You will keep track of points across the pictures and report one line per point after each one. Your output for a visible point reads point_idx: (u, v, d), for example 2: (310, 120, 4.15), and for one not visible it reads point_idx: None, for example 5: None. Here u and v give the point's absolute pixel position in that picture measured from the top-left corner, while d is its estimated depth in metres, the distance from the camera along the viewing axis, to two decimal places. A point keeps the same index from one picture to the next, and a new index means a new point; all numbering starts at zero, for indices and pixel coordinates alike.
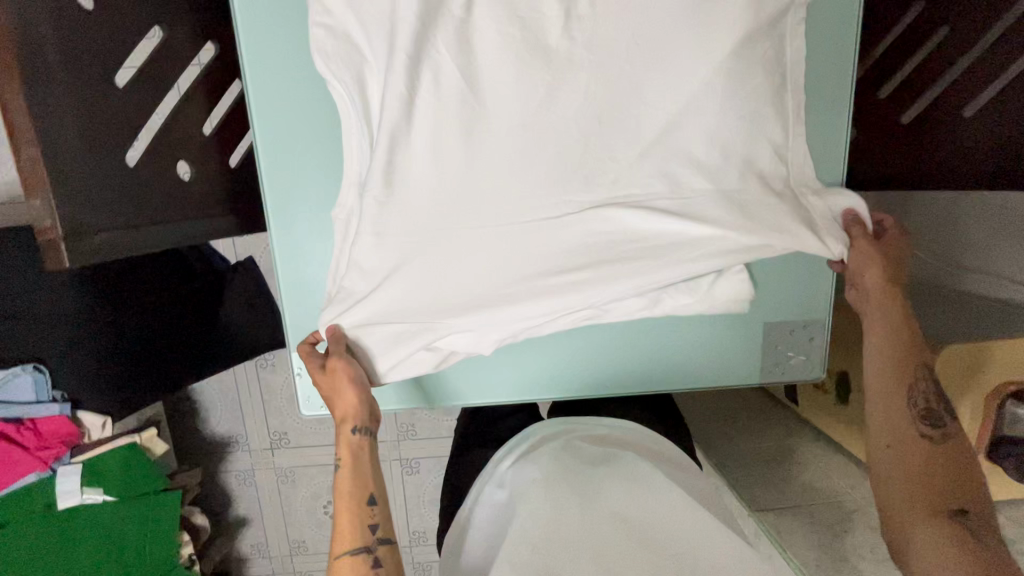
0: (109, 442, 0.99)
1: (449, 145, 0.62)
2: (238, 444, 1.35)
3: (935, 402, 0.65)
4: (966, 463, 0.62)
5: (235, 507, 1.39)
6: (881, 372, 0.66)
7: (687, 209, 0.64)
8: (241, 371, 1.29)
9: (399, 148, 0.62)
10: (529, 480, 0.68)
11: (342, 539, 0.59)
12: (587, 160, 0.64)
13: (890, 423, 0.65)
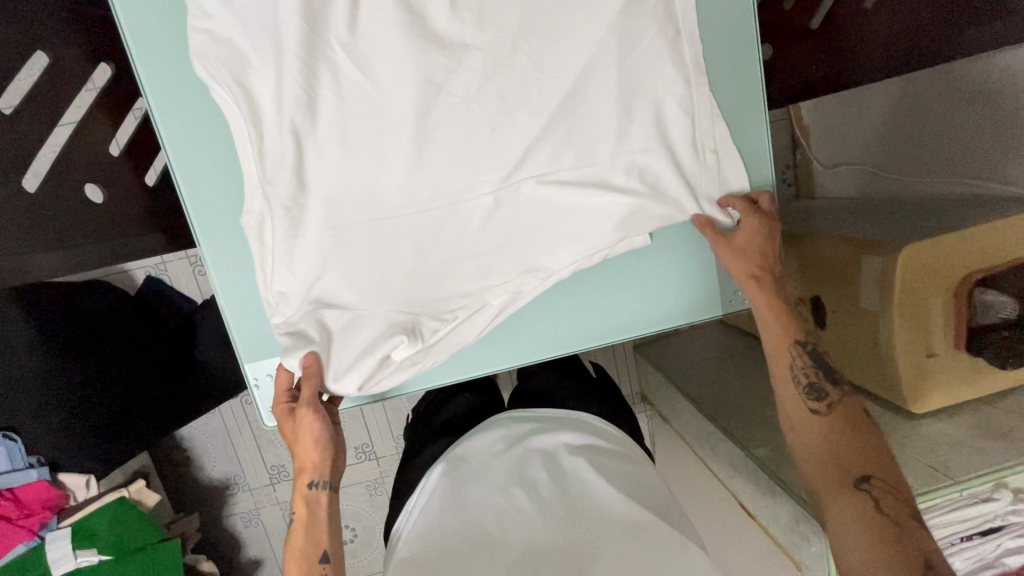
0: (94, 501, 0.97)
1: (363, 141, 0.57)
2: (236, 485, 1.32)
3: (817, 376, 0.63)
4: (861, 428, 0.61)
5: (245, 550, 1.36)
6: (764, 354, 0.65)
7: (629, 163, 0.61)
8: (226, 410, 1.27)
9: (326, 164, 0.57)
10: (458, 506, 0.61)
11: None
12: (519, 127, 0.59)
13: (784, 405, 0.63)
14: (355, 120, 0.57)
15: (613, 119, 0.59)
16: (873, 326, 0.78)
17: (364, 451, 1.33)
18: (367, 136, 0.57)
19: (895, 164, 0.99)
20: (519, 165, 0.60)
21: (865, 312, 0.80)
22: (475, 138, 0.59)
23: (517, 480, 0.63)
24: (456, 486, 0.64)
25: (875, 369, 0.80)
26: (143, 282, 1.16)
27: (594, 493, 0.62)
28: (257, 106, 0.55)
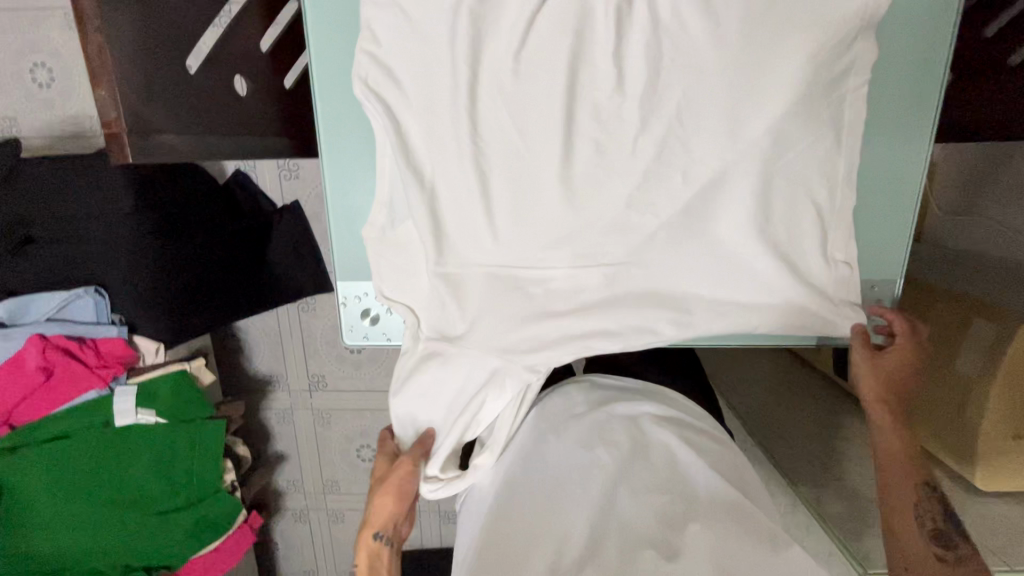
0: (158, 368, 1.04)
1: (495, 93, 0.56)
2: (278, 383, 1.40)
3: (942, 522, 0.63)
4: None
5: (273, 443, 1.45)
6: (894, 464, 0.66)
7: (763, 175, 0.57)
8: (283, 313, 1.33)
9: (449, 105, 0.56)
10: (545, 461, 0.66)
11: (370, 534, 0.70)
12: (659, 179, 0.57)
13: (902, 527, 0.63)
14: (498, 142, 0.57)
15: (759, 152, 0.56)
16: (965, 393, 0.75)
17: None
18: (507, 156, 0.58)
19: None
20: (653, 197, 0.58)
21: (961, 379, 0.76)
22: (615, 174, 0.58)
23: (597, 438, 0.67)
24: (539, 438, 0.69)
25: (953, 441, 0.77)
26: (234, 174, 1.20)
27: (674, 459, 0.65)
28: (412, 105, 0.57)
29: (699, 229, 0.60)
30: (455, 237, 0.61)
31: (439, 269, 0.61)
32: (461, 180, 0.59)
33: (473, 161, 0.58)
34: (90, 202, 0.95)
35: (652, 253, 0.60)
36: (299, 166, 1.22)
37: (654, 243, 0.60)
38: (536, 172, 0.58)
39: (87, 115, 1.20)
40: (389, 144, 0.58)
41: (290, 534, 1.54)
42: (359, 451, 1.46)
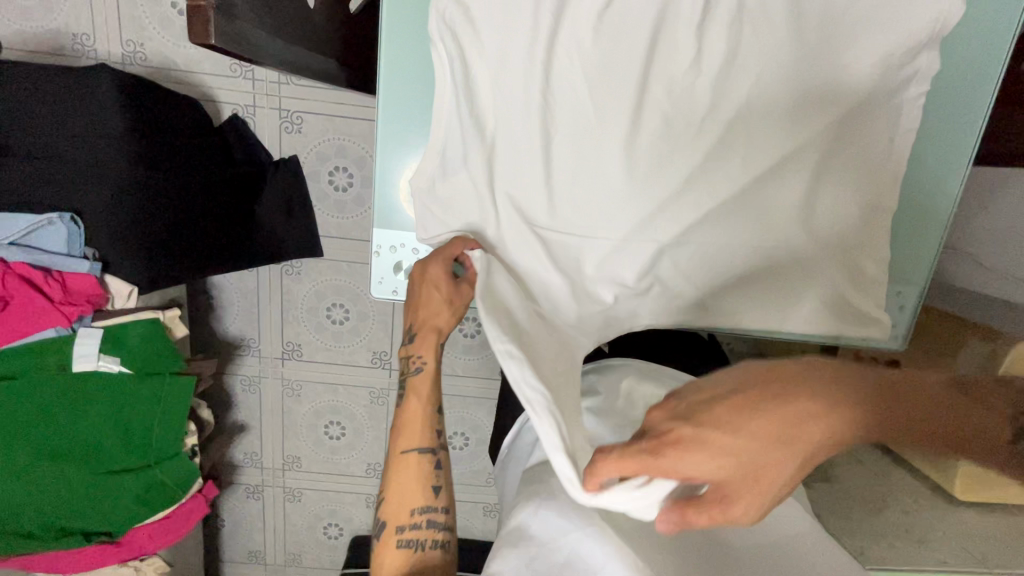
0: (132, 313, 0.95)
1: (568, 48, 0.54)
2: (248, 347, 1.31)
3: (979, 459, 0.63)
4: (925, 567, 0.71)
5: (234, 412, 1.36)
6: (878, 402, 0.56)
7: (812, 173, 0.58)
8: (265, 272, 1.25)
9: (520, 53, 0.54)
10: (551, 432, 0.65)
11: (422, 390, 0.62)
12: (720, 164, 0.58)
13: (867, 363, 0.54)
14: (569, 105, 0.56)
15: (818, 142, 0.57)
16: None
17: (381, 358, 1.33)
18: (574, 121, 0.57)
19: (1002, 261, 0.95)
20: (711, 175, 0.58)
21: None
22: (676, 149, 0.58)
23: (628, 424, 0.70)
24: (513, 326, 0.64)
25: None
26: (231, 118, 1.13)
27: None
28: (484, 49, 0.54)
29: (751, 220, 0.60)
30: (510, 198, 0.59)
31: (484, 229, 0.59)
32: (517, 135, 0.56)
33: (539, 120, 0.56)
34: (72, 117, 0.86)
35: (701, 237, 0.61)
36: (303, 119, 1.16)
37: (702, 228, 0.60)
38: (594, 143, 0.57)
39: (69, 32, 1.09)
40: (453, 90, 0.55)
41: (239, 511, 1.44)
42: (326, 427, 1.39)
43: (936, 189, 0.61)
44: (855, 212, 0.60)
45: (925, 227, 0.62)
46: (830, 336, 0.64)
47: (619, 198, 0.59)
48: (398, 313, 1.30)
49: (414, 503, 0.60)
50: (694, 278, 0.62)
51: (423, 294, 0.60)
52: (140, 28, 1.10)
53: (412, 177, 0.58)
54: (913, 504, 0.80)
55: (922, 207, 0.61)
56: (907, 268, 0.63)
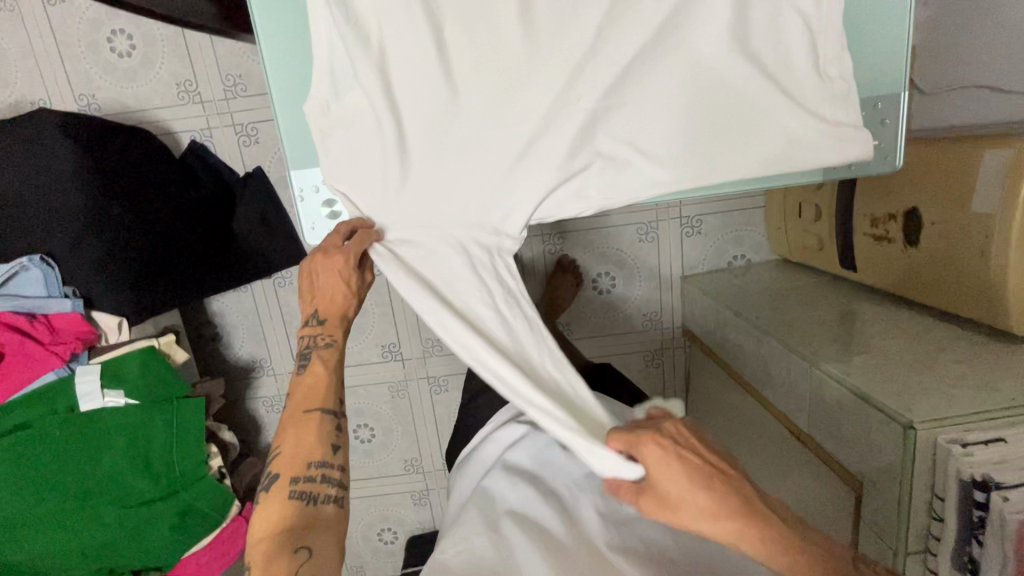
0: (123, 347, 0.96)
1: None
2: (262, 368, 1.32)
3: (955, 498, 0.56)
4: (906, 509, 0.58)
5: (264, 435, 1.36)
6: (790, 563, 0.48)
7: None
8: (258, 290, 1.26)
9: None
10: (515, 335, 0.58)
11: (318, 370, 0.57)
12: (630, 5, 0.52)
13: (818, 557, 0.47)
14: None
15: None
16: (986, 232, 0.68)
17: (390, 350, 1.31)
18: (459, 2, 0.52)
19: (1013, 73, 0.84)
20: (621, 21, 0.53)
21: (979, 217, 0.69)
22: (576, 0, 0.52)
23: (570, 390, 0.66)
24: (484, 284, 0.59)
25: (981, 291, 0.71)
26: (189, 144, 1.14)
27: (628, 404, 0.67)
28: None
29: (678, 62, 0.54)
30: (415, 104, 0.55)
31: (400, 143, 0.56)
32: (405, 29, 0.53)
33: (421, 9, 0.52)
34: (33, 168, 0.90)
35: (631, 95, 0.55)
36: (257, 129, 1.17)
37: (629, 85, 0.55)
38: (483, 18, 0.53)
39: (26, 100, 1.14)
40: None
41: None
42: (356, 432, 1.37)
43: None
44: (795, 23, 0.53)
45: (888, 19, 0.54)
46: (808, 169, 0.57)
47: (526, 73, 0.54)
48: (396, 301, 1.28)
49: (311, 455, 0.54)
50: (638, 144, 0.57)
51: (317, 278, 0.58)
52: (87, 79, 1.13)
53: (308, 105, 0.55)
54: (966, 352, 0.70)
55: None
56: (876, 73, 0.55)
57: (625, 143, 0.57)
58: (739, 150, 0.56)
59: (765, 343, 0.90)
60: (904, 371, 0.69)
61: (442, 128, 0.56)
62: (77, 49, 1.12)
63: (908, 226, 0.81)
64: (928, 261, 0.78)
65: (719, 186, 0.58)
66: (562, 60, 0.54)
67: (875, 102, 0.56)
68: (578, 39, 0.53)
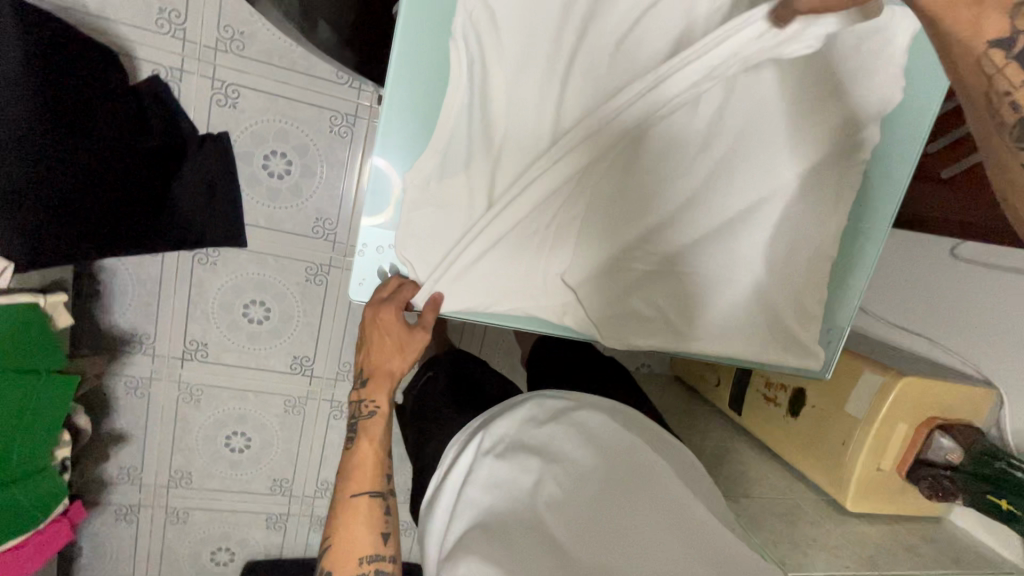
0: (5, 295, 0.77)
1: (580, 71, 0.55)
2: (139, 345, 1.13)
3: None
4: None
5: (112, 419, 1.16)
6: None
7: (769, 217, 0.66)
8: (172, 259, 1.09)
9: (533, 67, 0.54)
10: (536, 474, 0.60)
11: (365, 444, 0.60)
12: (703, 201, 0.63)
13: None
14: (579, 127, 0.57)
15: (778, 193, 0.65)
16: (851, 429, 0.90)
17: (302, 364, 1.22)
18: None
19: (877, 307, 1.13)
20: (689, 209, 0.63)
21: (849, 417, 0.91)
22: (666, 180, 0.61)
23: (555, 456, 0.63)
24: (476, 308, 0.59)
25: (833, 470, 0.92)
26: (152, 79, 0.98)
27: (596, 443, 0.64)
28: (503, 58, 0.53)
29: (716, 254, 0.66)
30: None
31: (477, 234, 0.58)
32: (523, 142, 0.56)
33: (549, 136, 0.56)
34: None
35: (676, 266, 0.65)
36: (240, 94, 1.04)
37: (675, 257, 0.65)
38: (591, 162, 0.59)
39: None
40: (467, 93, 0.53)
41: (104, 537, 1.22)
42: (228, 439, 1.23)
43: (863, 243, 0.70)
44: (801, 256, 0.67)
45: (857, 276, 0.71)
46: (773, 364, 0.71)
47: (606, 219, 0.61)
48: (327, 317, 1.20)
49: (361, 550, 0.54)
50: (665, 304, 0.66)
51: (376, 342, 0.61)
52: None
53: (409, 174, 0.55)
54: (813, 515, 0.91)
55: (852, 259, 0.71)
56: (837, 309, 0.72)
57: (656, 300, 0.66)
58: (733, 333, 0.68)
59: None
60: (773, 523, 0.87)
61: (517, 233, 0.59)
62: None
63: (794, 401, 1.02)
64: (800, 433, 1.00)
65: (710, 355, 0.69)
66: (638, 220, 0.62)
67: (828, 329, 0.73)
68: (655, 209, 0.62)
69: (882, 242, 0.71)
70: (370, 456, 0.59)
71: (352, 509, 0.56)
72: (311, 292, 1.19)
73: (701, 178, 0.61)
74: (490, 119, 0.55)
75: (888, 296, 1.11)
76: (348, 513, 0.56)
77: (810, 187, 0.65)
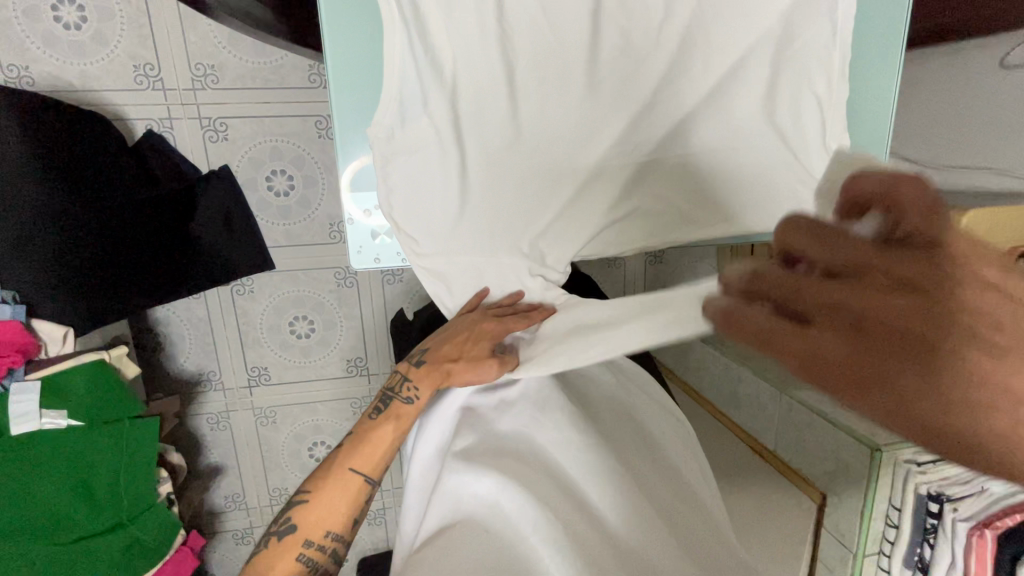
0: (70, 358, 0.85)
1: None
2: (209, 383, 1.21)
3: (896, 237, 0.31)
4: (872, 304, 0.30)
5: (206, 455, 1.25)
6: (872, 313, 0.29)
7: (762, 71, 0.60)
8: (213, 296, 1.15)
9: None
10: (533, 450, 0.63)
11: (386, 433, 0.62)
12: (682, 75, 0.59)
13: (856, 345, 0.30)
14: (528, 32, 0.54)
15: (767, 43, 0.59)
16: None
17: (357, 364, 1.26)
18: (535, 50, 0.55)
19: (926, 151, 1.03)
20: (668, 89, 0.59)
21: None
22: (637, 64, 0.57)
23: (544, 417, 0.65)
24: (462, 215, 0.59)
25: None
26: (146, 133, 1.03)
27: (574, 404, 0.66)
28: None
29: (712, 129, 0.62)
30: (479, 138, 0.57)
31: (459, 171, 0.57)
32: (473, 62, 0.54)
33: (499, 50, 0.54)
34: None
35: (671, 154, 0.62)
36: (228, 125, 1.08)
37: (668, 144, 0.61)
38: (550, 62, 0.55)
39: None
40: (402, 25, 0.51)
41: (231, 561, 1.33)
42: (311, 450, 1.30)
43: (879, 72, 0.64)
44: (811, 102, 0.61)
45: (878, 111, 0.65)
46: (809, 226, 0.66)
47: (586, 120, 0.58)
48: (367, 315, 1.24)
49: (331, 524, 0.59)
50: (670, 196, 0.63)
51: (456, 331, 0.62)
52: (21, 48, 0.98)
53: (371, 129, 0.54)
54: None
55: (870, 94, 0.64)
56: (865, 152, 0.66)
57: (661, 192, 0.63)
58: (756, 208, 0.64)
59: (731, 369, 1.00)
60: None
61: (497, 162, 0.58)
62: (11, 12, 0.96)
63: None
64: None
65: (738, 233, 0.65)
66: (618, 110, 0.58)
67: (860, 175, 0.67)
68: (634, 96, 0.58)
69: (900, 61, 0.63)
70: (384, 442, 0.62)
71: (342, 482, 0.60)
72: (345, 295, 1.22)
73: (674, 49, 0.57)
74: (436, 45, 0.53)
75: (937, 138, 1.01)
76: (337, 484, 0.60)
77: (802, 25, 0.58)
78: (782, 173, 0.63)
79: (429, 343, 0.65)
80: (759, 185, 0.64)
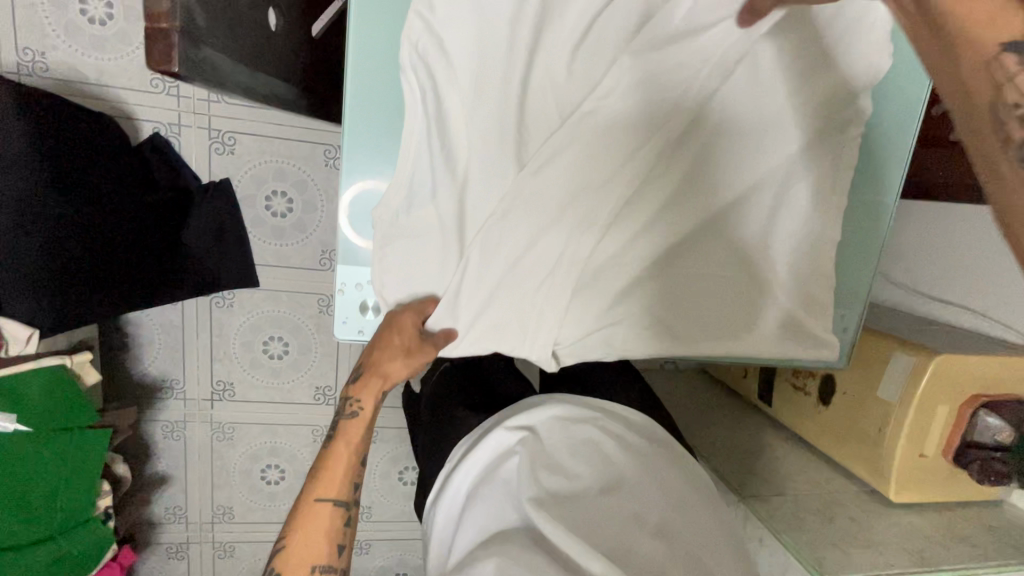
0: (31, 361, 0.83)
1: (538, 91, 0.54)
2: (171, 390, 1.18)
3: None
4: None
5: (154, 462, 1.21)
6: None
7: (760, 211, 0.63)
8: (191, 306, 1.13)
9: (488, 93, 0.53)
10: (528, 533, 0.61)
11: (340, 448, 0.60)
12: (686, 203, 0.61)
13: None
14: (545, 146, 0.55)
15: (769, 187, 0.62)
16: (885, 414, 0.85)
17: (325, 394, 1.24)
18: None
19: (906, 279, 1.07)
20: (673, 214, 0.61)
21: (883, 403, 0.85)
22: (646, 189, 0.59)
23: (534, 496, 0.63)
24: (451, 312, 0.58)
25: (870, 460, 0.88)
26: (152, 137, 1.02)
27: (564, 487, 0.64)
28: (458, 86, 0.53)
29: (710, 252, 0.63)
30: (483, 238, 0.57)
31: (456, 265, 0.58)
32: (486, 170, 0.55)
33: (515, 155, 0.55)
34: None
35: (667, 272, 0.63)
36: (236, 141, 1.07)
37: (665, 264, 0.63)
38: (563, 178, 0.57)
39: None
40: (424, 122, 0.54)
41: (160, 574, 1.28)
42: (263, 472, 1.27)
43: (868, 224, 0.67)
44: (801, 248, 0.64)
45: (863, 259, 0.68)
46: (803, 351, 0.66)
47: None
48: (343, 346, 1.22)
49: (317, 557, 0.54)
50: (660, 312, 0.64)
51: (382, 341, 0.59)
52: (41, 35, 0.97)
53: (377, 211, 0.56)
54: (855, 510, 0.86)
55: (858, 243, 0.67)
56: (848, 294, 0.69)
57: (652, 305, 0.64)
58: (739, 336, 0.65)
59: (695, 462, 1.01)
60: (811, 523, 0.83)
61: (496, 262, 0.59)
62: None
63: (823, 390, 0.97)
64: (833, 421, 0.95)
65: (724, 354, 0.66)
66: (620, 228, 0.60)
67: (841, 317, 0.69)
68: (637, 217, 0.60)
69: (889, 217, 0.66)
70: (342, 457, 0.59)
71: (311, 512, 0.56)
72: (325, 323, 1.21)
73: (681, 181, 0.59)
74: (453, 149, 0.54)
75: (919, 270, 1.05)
76: (308, 515, 0.56)
77: (803, 176, 0.61)
78: (770, 303, 0.65)
79: (360, 360, 0.62)
80: (748, 312, 0.65)
